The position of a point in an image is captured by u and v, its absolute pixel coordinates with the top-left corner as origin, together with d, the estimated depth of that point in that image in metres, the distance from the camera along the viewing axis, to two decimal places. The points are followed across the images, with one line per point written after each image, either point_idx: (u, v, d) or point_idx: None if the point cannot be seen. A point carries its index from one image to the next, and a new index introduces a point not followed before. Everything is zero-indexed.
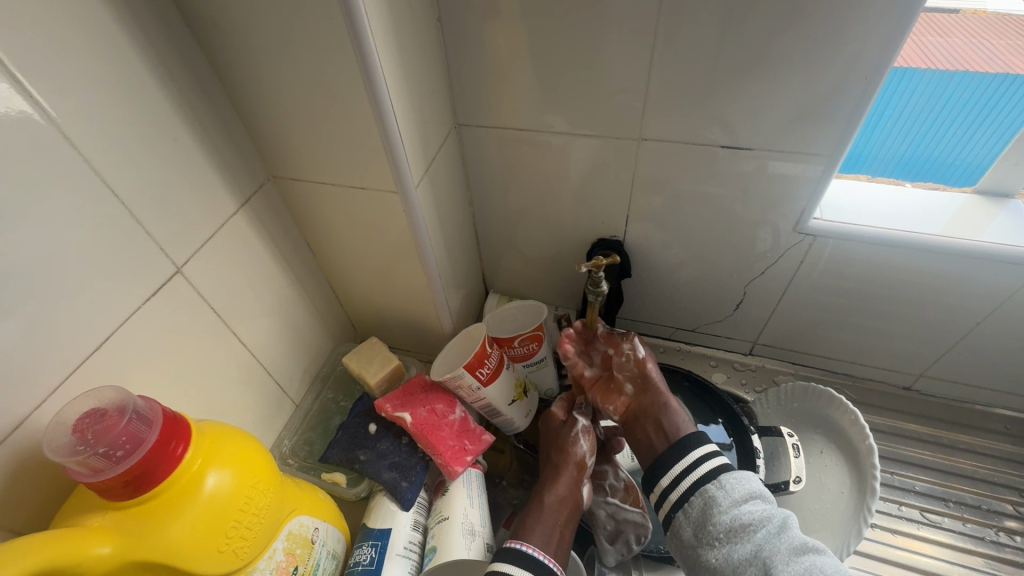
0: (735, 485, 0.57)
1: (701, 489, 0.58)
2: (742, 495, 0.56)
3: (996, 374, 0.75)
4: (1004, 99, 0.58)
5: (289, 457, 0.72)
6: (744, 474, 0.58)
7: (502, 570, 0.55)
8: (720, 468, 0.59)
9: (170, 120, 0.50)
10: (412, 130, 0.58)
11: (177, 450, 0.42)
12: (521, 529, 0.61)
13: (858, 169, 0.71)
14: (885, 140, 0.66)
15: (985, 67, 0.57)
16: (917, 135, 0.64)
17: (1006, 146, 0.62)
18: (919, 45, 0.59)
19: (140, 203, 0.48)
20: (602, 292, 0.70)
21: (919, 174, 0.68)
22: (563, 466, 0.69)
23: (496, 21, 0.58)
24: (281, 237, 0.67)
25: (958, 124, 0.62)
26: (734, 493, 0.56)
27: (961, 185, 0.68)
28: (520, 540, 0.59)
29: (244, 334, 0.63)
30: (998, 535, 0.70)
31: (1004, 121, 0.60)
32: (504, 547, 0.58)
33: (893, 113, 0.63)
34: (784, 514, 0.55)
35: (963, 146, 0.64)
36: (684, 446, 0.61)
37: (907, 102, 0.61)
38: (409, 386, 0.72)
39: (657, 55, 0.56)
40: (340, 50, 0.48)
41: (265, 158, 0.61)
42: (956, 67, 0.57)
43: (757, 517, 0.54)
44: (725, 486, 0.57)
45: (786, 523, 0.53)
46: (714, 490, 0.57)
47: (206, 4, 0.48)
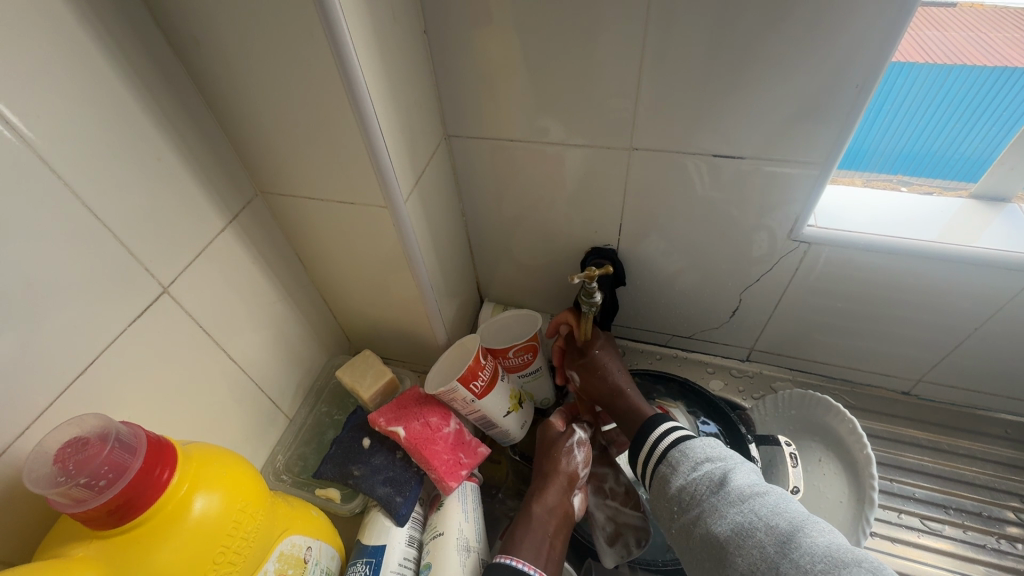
0: (682, 457, 0.58)
1: (658, 468, 0.60)
2: (690, 465, 0.57)
3: (995, 378, 0.74)
4: (1001, 92, 0.58)
5: (283, 473, 0.71)
6: (693, 441, 0.59)
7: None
8: (672, 442, 0.60)
9: (154, 138, 0.49)
10: (399, 143, 0.57)
11: (162, 476, 0.41)
12: (510, 542, 0.61)
13: (855, 167, 0.69)
14: (885, 134, 0.64)
15: (982, 60, 0.56)
16: (915, 130, 0.63)
17: (1004, 141, 0.61)
18: (918, 37, 0.58)
19: (124, 224, 0.48)
20: (596, 302, 0.70)
21: (917, 169, 0.67)
22: (555, 475, 0.68)
23: (483, 32, 0.58)
24: (271, 252, 0.67)
25: (957, 118, 0.61)
26: (682, 464, 0.58)
27: (962, 180, 0.67)
28: (510, 555, 0.59)
29: (234, 350, 0.63)
30: (1000, 542, 0.69)
31: (1001, 116, 0.60)
32: (493, 562, 0.58)
33: (891, 106, 0.62)
34: (734, 470, 0.55)
35: (960, 143, 0.63)
36: (645, 428, 0.63)
37: (906, 94, 0.60)
38: (404, 399, 0.71)
39: (646, 64, 0.56)
40: (324, 66, 0.47)
41: (252, 173, 0.61)
42: (954, 60, 0.57)
43: (702, 481, 0.55)
44: (675, 460, 0.59)
45: (729, 476, 0.54)
46: (666, 466, 0.59)
47: (188, 22, 0.48)
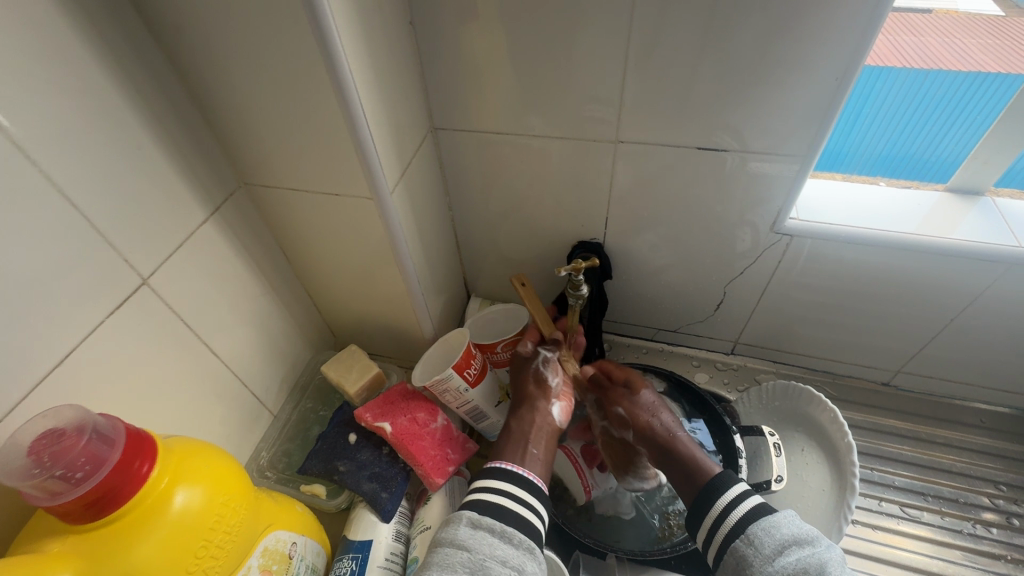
0: (764, 537, 0.54)
1: (731, 546, 0.55)
2: (774, 548, 0.53)
3: (970, 368, 0.76)
4: (976, 95, 0.59)
5: (267, 469, 0.70)
6: (774, 518, 0.54)
7: (486, 485, 0.58)
8: (746, 516, 0.56)
9: (133, 127, 0.48)
10: (385, 135, 0.57)
11: (141, 470, 0.40)
12: (501, 449, 0.64)
13: (835, 168, 0.70)
14: (863, 138, 0.66)
15: (958, 66, 0.58)
16: (892, 134, 0.65)
17: (974, 141, 0.63)
18: (894, 44, 0.60)
19: (102, 215, 0.47)
20: (582, 295, 0.70)
21: (896, 172, 0.69)
22: (540, 408, 0.69)
23: (470, 24, 0.57)
24: (255, 246, 0.66)
25: (934, 122, 0.63)
26: (764, 547, 0.53)
27: (936, 179, 0.69)
28: (503, 460, 0.62)
29: (216, 345, 0.62)
30: (975, 527, 0.71)
31: (976, 116, 0.61)
32: (487, 466, 0.61)
33: (869, 111, 0.63)
34: (833, 561, 0.50)
35: (937, 144, 0.65)
36: (711, 491, 0.59)
37: (884, 100, 0.62)
38: (390, 395, 0.71)
39: (632, 58, 0.56)
40: (309, 56, 0.47)
41: (234, 165, 0.60)
42: (930, 65, 0.58)
43: (792, 571, 0.50)
44: (754, 539, 0.54)
45: (826, 570, 0.49)
46: (744, 545, 0.54)
47: (168, 9, 0.47)
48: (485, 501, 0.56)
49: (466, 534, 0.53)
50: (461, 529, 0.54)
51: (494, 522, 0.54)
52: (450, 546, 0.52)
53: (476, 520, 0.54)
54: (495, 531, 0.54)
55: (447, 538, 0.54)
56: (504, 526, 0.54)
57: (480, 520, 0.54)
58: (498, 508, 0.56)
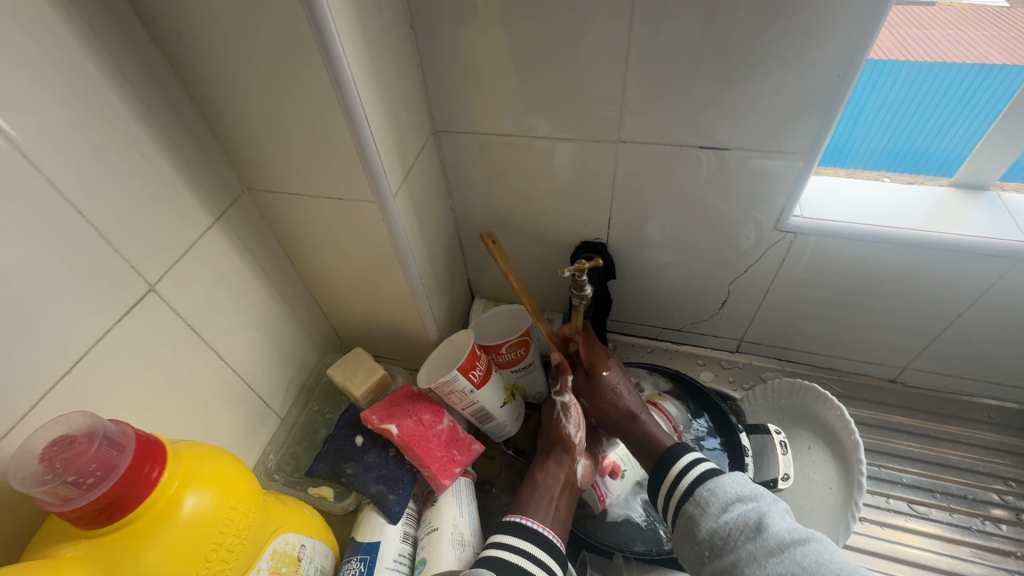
0: (711, 497, 0.56)
1: (683, 508, 0.57)
2: (719, 506, 0.55)
3: (977, 364, 0.76)
4: (980, 87, 0.59)
5: (275, 472, 0.71)
6: (721, 480, 0.57)
7: (503, 544, 0.57)
8: (697, 479, 0.58)
9: (138, 135, 0.49)
10: (387, 138, 0.57)
11: (151, 475, 0.41)
12: (522, 503, 0.64)
13: (839, 163, 0.70)
14: (867, 133, 0.66)
15: (962, 58, 0.57)
16: (896, 128, 0.64)
17: (978, 134, 0.63)
18: (898, 37, 0.59)
19: (108, 222, 0.47)
20: (586, 295, 0.70)
21: (901, 166, 0.68)
22: (562, 459, 0.68)
23: (470, 26, 0.58)
24: (260, 250, 0.66)
25: (937, 115, 0.63)
26: (710, 506, 0.55)
27: (939, 174, 0.69)
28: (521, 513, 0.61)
29: (223, 349, 0.62)
30: (985, 524, 0.71)
31: (981, 109, 0.61)
32: (505, 520, 0.61)
33: (873, 105, 0.63)
34: (772, 513, 0.52)
35: (942, 138, 0.65)
36: (665, 461, 0.61)
37: (887, 93, 0.61)
38: (396, 397, 0.71)
39: (633, 57, 0.56)
40: (310, 61, 0.47)
41: (238, 170, 0.60)
42: (935, 58, 0.58)
43: (735, 525, 0.52)
44: (702, 499, 0.56)
45: (766, 521, 0.51)
46: (693, 506, 0.56)
47: (171, 18, 0.47)
48: (502, 561, 0.56)
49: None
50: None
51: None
52: None
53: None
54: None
55: None
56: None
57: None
58: (517, 571, 0.55)
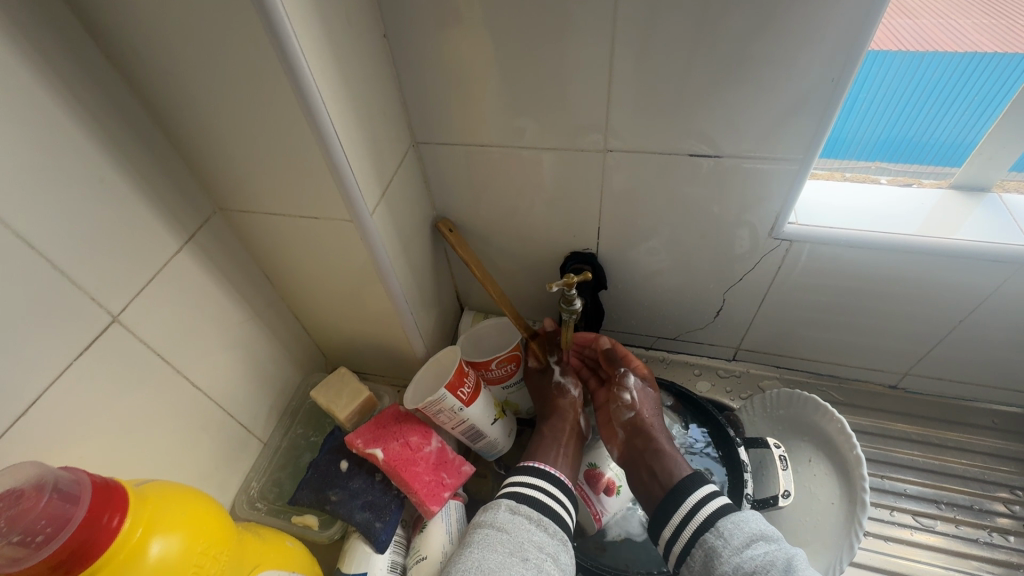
0: (734, 530, 0.56)
1: (701, 539, 0.58)
2: (742, 541, 0.55)
3: (980, 369, 0.74)
4: (983, 74, 0.55)
5: (258, 501, 0.68)
6: (743, 515, 0.58)
7: (521, 480, 0.63)
8: (717, 512, 0.59)
9: (94, 159, 0.46)
10: (362, 154, 0.55)
11: (111, 523, 0.38)
12: (533, 451, 0.69)
13: (833, 155, 0.66)
14: (860, 124, 0.61)
15: (953, 47, 0.54)
16: (891, 119, 0.60)
17: (985, 124, 0.59)
18: (890, 24, 0.55)
19: (65, 254, 0.44)
20: (576, 310, 0.68)
21: (899, 158, 0.64)
22: (567, 417, 0.73)
23: (447, 34, 0.55)
24: (236, 272, 0.63)
25: (930, 106, 0.58)
26: (733, 539, 0.56)
27: (941, 167, 0.65)
28: (535, 460, 0.67)
29: (198, 377, 0.60)
30: (991, 535, 0.69)
31: (986, 97, 0.57)
32: (521, 465, 0.66)
33: (867, 95, 0.59)
34: (799, 557, 0.53)
35: (945, 128, 0.60)
36: (681, 489, 0.62)
37: (881, 84, 0.57)
38: (383, 418, 0.68)
39: (616, 64, 0.54)
40: (274, 78, 0.45)
41: (208, 191, 0.58)
42: (926, 47, 0.54)
43: (760, 563, 0.53)
44: (723, 531, 0.57)
45: (792, 564, 0.52)
46: (713, 537, 0.57)
47: (124, 35, 0.44)
48: (520, 492, 0.62)
49: (504, 519, 0.59)
50: (500, 514, 0.60)
51: (531, 510, 0.60)
52: (489, 530, 0.58)
53: (515, 507, 0.60)
54: (531, 518, 0.59)
55: (486, 522, 0.59)
56: (539, 516, 0.59)
57: (518, 506, 0.60)
58: (533, 501, 0.61)
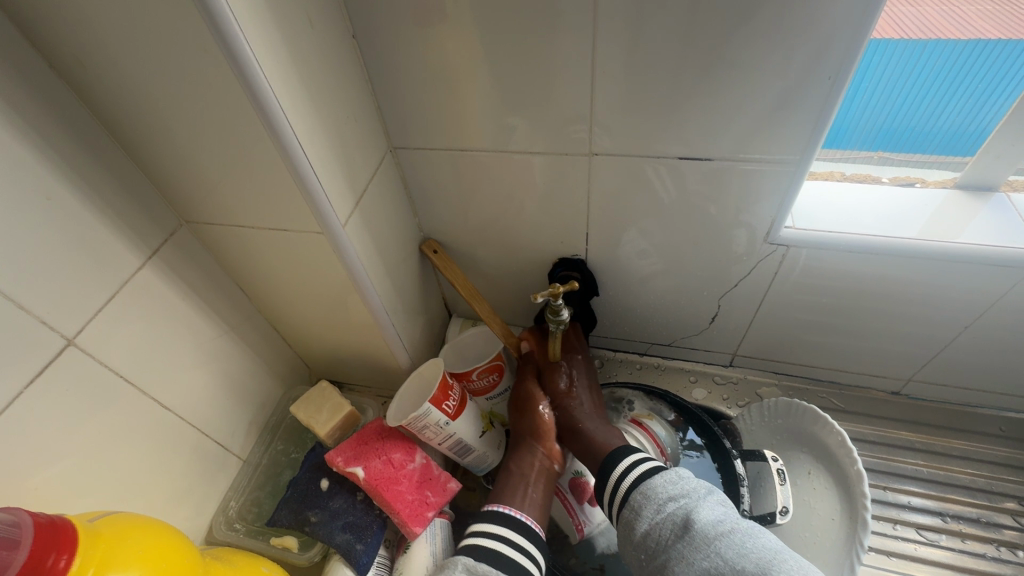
0: (645, 499, 0.55)
1: (622, 514, 0.57)
2: (653, 507, 0.54)
3: (987, 375, 0.71)
4: (989, 63, 0.51)
5: (236, 521, 0.66)
6: (653, 480, 0.56)
7: (482, 530, 0.58)
8: (633, 484, 0.57)
9: (41, 175, 0.43)
10: (330, 162, 0.52)
11: (56, 566, 0.36)
12: (499, 492, 0.63)
13: (835, 146, 0.62)
14: (863, 113, 0.57)
15: (959, 34, 0.50)
16: (894, 108, 0.56)
17: (1000, 110, 0.55)
18: (892, 11, 0.51)
19: (10, 277, 0.42)
20: (563, 321, 0.65)
21: (901, 147, 0.60)
22: (537, 451, 0.67)
23: (419, 34, 0.52)
24: (207, 287, 0.61)
25: (936, 92, 0.54)
26: (643, 509, 0.54)
27: (954, 155, 0.60)
28: (500, 502, 0.62)
29: (167, 397, 0.57)
30: (1000, 550, 0.66)
31: (994, 86, 0.53)
32: (484, 510, 0.61)
33: (869, 84, 0.55)
34: (703, 508, 0.52)
35: (946, 121, 0.57)
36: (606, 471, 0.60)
37: (884, 72, 0.54)
38: (365, 434, 0.66)
39: (597, 64, 0.51)
40: (227, 84, 0.42)
41: (172, 203, 0.55)
42: (930, 35, 0.50)
43: (666, 526, 0.52)
44: (636, 504, 0.55)
45: (693, 518, 0.51)
46: (629, 511, 0.56)
47: (65, 41, 0.41)
48: (481, 547, 0.56)
49: None
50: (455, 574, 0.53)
51: (490, 567, 0.53)
52: None
53: (472, 565, 0.53)
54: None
55: None
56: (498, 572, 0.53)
57: (476, 565, 0.53)
58: (494, 555, 0.55)
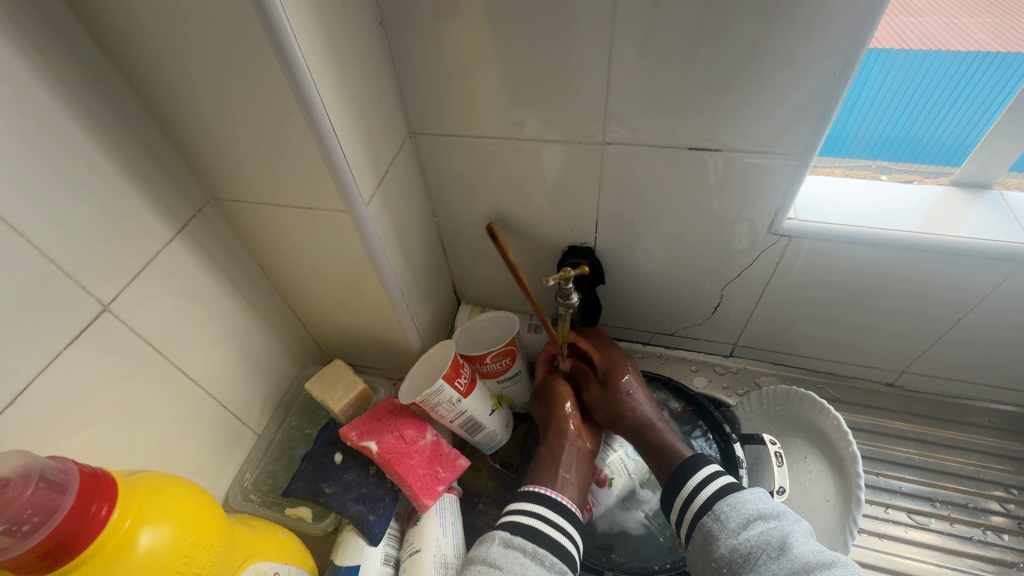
0: (730, 512, 0.55)
1: (700, 523, 0.57)
2: (739, 522, 0.54)
3: (979, 367, 0.73)
4: (981, 75, 0.55)
5: (251, 492, 0.68)
6: (741, 495, 0.56)
7: (520, 508, 0.61)
8: (715, 495, 0.58)
9: (83, 147, 0.45)
10: (356, 144, 0.54)
11: (99, 514, 0.38)
12: (533, 472, 0.66)
13: (835, 154, 0.66)
14: (861, 122, 0.61)
15: (958, 45, 0.53)
16: (892, 118, 0.60)
17: (989, 121, 0.58)
18: (893, 24, 0.55)
19: (53, 241, 0.44)
20: (573, 304, 0.68)
21: (898, 156, 0.64)
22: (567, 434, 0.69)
23: (443, 22, 0.54)
24: (230, 264, 0.63)
25: (934, 103, 0.58)
26: (730, 522, 0.55)
27: (945, 165, 0.65)
28: (536, 483, 0.64)
29: (190, 368, 0.59)
30: (986, 534, 0.69)
31: (987, 97, 0.57)
32: (521, 490, 0.63)
33: (868, 94, 0.59)
34: (796, 534, 0.52)
35: (941, 128, 0.60)
36: (683, 475, 0.61)
37: (882, 83, 0.57)
38: (377, 411, 0.68)
39: (614, 56, 0.53)
40: (265, 63, 0.44)
41: (200, 180, 0.57)
42: (929, 46, 0.53)
43: (756, 543, 0.52)
44: (721, 515, 0.56)
45: (789, 542, 0.51)
46: (711, 520, 0.56)
47: (110, 17, 0.43)
48: (518, 522, 0.59)
49: (498, 552, 0.56)
50: (494, 547, 0.57)
51: (526, 542, 0.57)
52: (483, 565, 0.55)
53: (508, 539, 0.57)
54: (527, 551, 0.56)
55: (480, 556, 0.56)
56: (536, 547, 0.56)
57: (512, 539, 0.57)
58: (530, 531, 0.58)
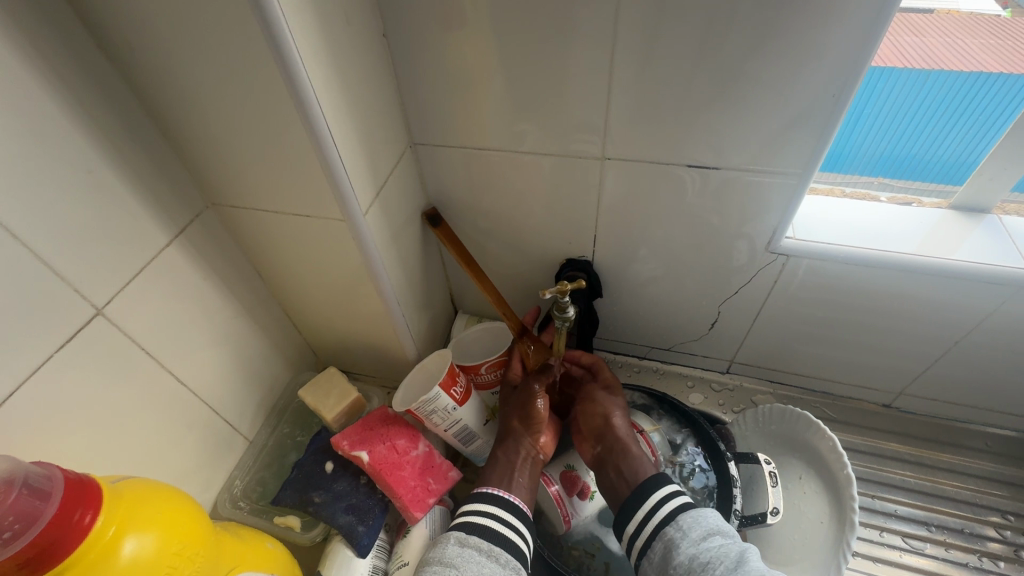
0: (693, 523, 0.56)
1: (662, 532, 0.57)
2: (699, 534, 0.55)
3: (975, 391, 0.73)
4: (979, 94, 0.55)
5: (241, 499, 0.68)
6: (704, 511, 0.57)
7: (475, 508, 0.59)
8: (680, 506, 0.58)
9: (83, 150, 0.45)
10: (357, 154, 0.54)
11: (82, 522, 0.38)
12: (486, 475, 0.64)
13: (836, 168, 0.66)
14: (864, 139, 0.61)
15: (960, 65, 0.54)
16: (894, 134, 0.60)
17: (993, 140, 0.58)
18: (896, 43, 0.55)
19: (49, 244, 0.44)
20: (569, 317, 0.66)
21: (899, 172, 0.64)
22: (523, 440, 0.67)
23: (447, 36, 0.55)
24: (226, 269, 0.63)
25: (936, 122, 0.58)
26: (692, 531, 0.55)
27: (946, 183, 0.64)
28: (489, 484, 0.62)
29: (183, 373, 0.59)
30: (982, 560, 0.68)
31: (990, 120, 0.57)
32: (475, 491, 0.62)
33: (871, 110, 0.59)
34: (754, 553, 0.52)
35: (941, 147, 0.60)
36: (645, 489, 0.61)
37: (885, 99, 0.57)
38: (369, 420, 0.67)
39: (615, 73, 0.54)
40: (268, 73, 0.44)
41: (200, 184, 0.57)
42: (931, 65, 0.54)
43: (714, 553, 0.52)
44: (683, 525, 0.56)
45: (746, 555, 0.51)
46: (674, 530, 0.56)
47: (115, 22, 0.44)
48: (473, 522, 0.57)
49: (452, 552, 0.54)
50: (449, 547, 0.55)
51: (481, 541, 0.55)
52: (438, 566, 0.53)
53: (464, 538, 0.55)
54: (482, 549, 0.55)
55: (434, 558, 0.55)
56: (491, 546, 0.55)
57: (467, 538, 0.56)
58: (486, 530, 0.57)
